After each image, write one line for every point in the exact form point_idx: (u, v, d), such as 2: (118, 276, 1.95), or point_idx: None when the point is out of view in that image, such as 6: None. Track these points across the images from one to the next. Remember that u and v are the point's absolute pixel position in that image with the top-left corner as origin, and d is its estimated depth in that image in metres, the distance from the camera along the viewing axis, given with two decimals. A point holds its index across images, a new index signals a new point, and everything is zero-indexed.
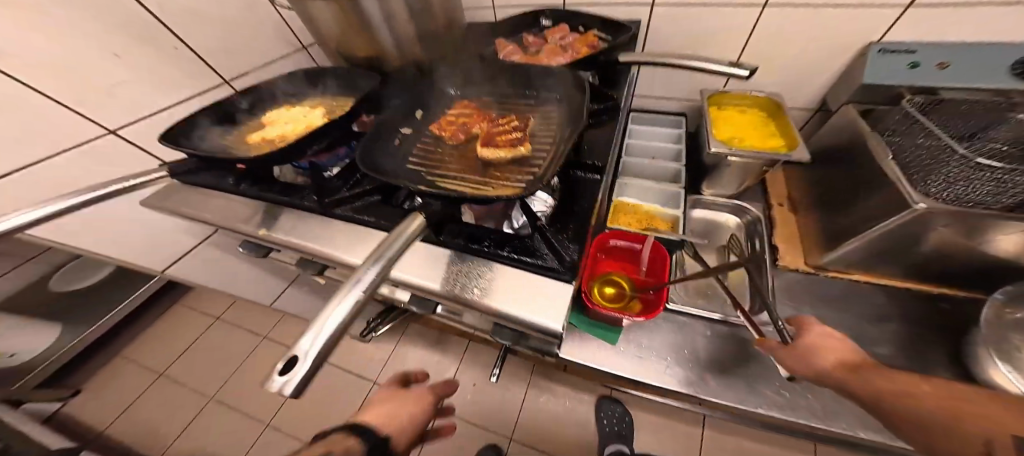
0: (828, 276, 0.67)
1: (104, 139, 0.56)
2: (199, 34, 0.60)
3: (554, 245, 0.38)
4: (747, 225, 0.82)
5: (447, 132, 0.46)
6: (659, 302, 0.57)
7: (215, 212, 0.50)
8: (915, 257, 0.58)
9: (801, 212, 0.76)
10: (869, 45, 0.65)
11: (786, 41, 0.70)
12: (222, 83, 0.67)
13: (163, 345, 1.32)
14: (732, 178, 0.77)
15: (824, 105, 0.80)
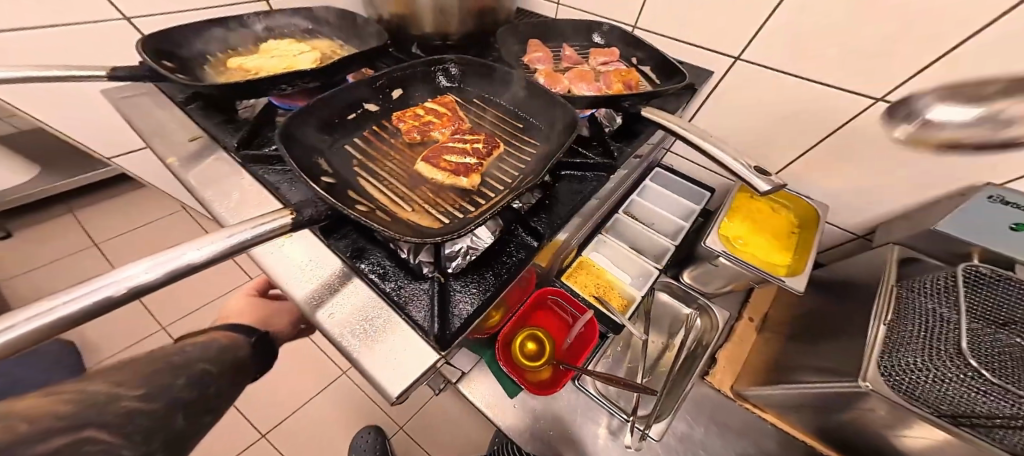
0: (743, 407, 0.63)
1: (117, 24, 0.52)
2: None
3: (443, 304, 0.33)
4: (703, 331, 0.70)
5: (406, 125, 0.43)
6: (558, 383, 0.58)
7: (149, 124, 0.42)
8: (835, 426, 0.51)
9: (764, 335, 0.68)
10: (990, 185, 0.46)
11: (841, 176, 0.59)
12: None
13: (105, 217, 1.23)
14: (715, 277, 0.67)
15: (866, 236, 0.64)
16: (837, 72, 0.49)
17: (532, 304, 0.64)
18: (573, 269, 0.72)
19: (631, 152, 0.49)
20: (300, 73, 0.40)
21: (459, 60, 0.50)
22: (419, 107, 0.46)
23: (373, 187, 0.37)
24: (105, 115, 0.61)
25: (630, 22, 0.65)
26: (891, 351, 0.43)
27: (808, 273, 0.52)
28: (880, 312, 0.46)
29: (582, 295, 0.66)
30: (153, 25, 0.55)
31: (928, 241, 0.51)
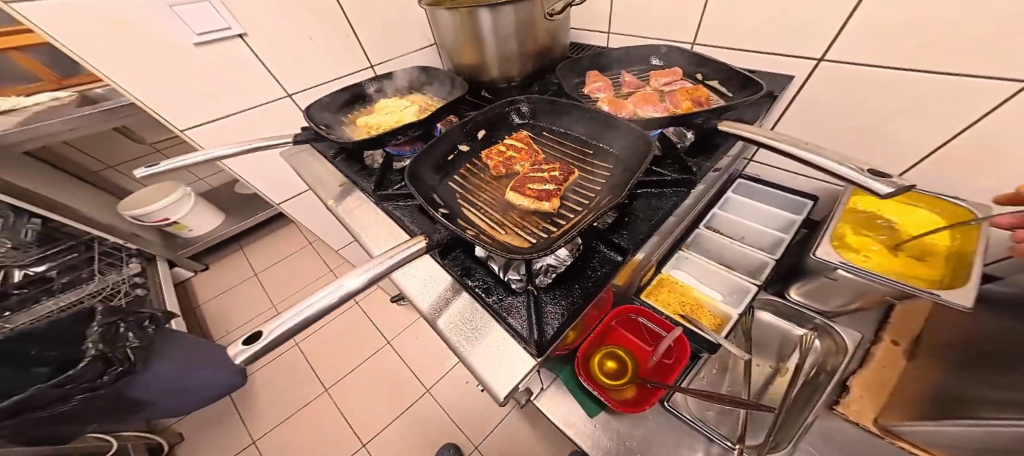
0: (895, 447, 0.49)
1: (283, 101, 0.69)
2: (359, 28, 0.69)
3: (539, 313, 0.37)
4: (825, 353, 0.61)
5: (493, 161, 0.49)
6: (648, 400, 0.56)
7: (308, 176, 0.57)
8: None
9: (914, 363, 0.55)
10: None
11: None
12: (368, 67, 0.76)
13: (264, 252, 1.61)
14: (832, 293, 0.57)
15: None
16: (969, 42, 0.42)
17: (612, 321, 0.66)
18: (654, 286, 0.71)
19: (710, 166, 0.47)
20: (409, 125, 0.49)
21: (530, 99, 0.55)
22: (501, 144, 0.52)
23: (473, 215, 0.43)
24: (273, 176, 0.81)
25: (688, 39, 0.65)
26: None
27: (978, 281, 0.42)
28: None
29: (666, 313, 0.64)
30: (307, 97, 0.71)
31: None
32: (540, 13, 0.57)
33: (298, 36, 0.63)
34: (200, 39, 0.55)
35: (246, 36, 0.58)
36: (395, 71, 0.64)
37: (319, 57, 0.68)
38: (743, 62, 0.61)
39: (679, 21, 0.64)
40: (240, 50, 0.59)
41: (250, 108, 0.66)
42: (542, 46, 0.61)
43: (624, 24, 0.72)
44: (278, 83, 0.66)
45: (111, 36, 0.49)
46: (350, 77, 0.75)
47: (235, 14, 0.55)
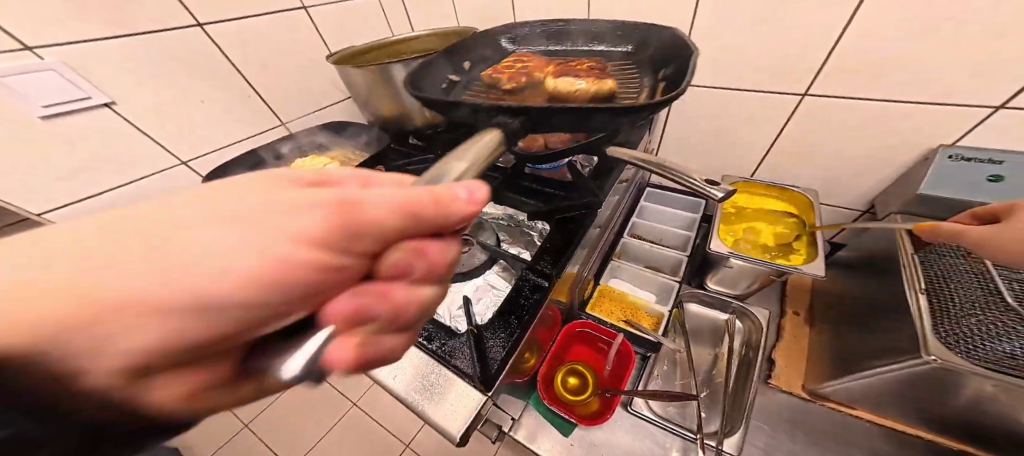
0: (826, 407, 0.56)
1: (178, 170, 0.61)
2: (265, 85, 0.65)
3: (480, 350, 0.38)
4: (747, 332, 0.66)
5: (506, 74, 0.48)
6: (606, 409, 0.58)
7: None
8: (945, 412, 0.46)
9: (812, 326, 0.64)
10: (938, 147, 0.51)
11: (822, 153, 0.61)
12: (279, 124, 0.72)
13: None
14: (735, 278, 0.65)
15: (870, 210, 0.64)
16: (777, 68, 0.54)
17: (564, 341, 0.67)
18: (596, 299, 0.74)
19: (609, 187, 0.53)
20: None
21: (507, 26, 0.58)
22: (502, 64, 0.52)
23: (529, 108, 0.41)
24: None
25: None
26: (943, 320, 0.43)
27: (824, 258, 0.54)
28: (912, 280, 0.47)
29: (609, 321, 0.68)
30: (206, 164, 0.64)
31: (913, 206, 0.55)
32: None
33: (187, 100, 0.57)
34: (47, 111, 0.45)
35: (115, 103, 0.51)
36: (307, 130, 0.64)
37: (219, 118, 0.62)
38: None
39: None
40: (117, 122, 0.52)
41: (133, 183, 0.56)
42: None
43: None
44: (171, 152, 0.58)
45: None
46: (257, 137, 0.69)
47: (97, 84, 0.48)
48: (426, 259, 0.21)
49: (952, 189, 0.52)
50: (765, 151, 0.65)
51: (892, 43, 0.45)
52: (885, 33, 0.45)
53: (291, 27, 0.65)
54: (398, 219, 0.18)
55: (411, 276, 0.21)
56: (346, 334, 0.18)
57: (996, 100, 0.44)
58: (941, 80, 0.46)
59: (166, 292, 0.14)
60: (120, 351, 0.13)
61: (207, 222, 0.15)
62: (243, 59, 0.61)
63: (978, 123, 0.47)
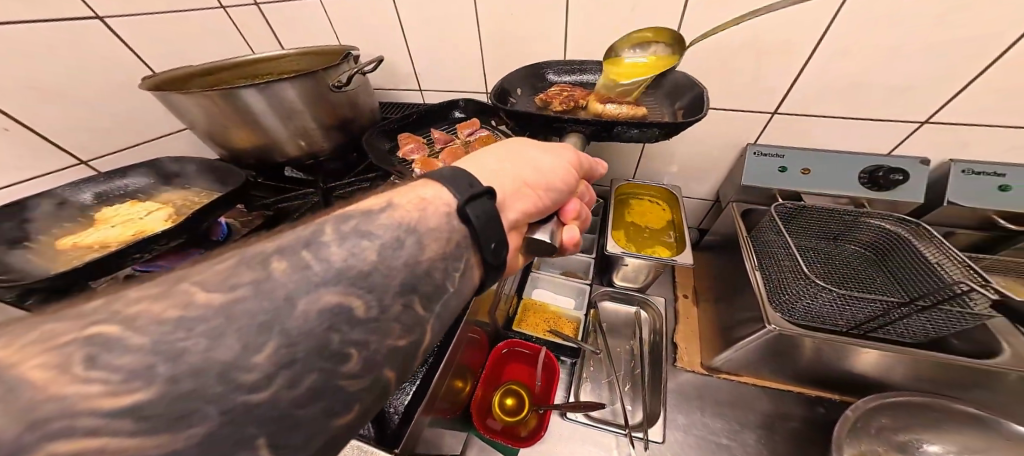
0: (719, 378, 0.62)
1: None
2: (44, 115, 0.54)
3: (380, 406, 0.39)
4: (652, 321, 0.72)
5: (556, 99, 0.57)
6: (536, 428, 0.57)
7: None
8: (796, 365, 0.54)
9: (701, 306, 0.72)
10: (747, 146, 0.63)
11: (678, 156, 0.71)
12: (78, 162, 0.60)
13: None
14: (633, 274, 0.71)
15: (718, 201, 0.76)
16: None
17: (494, 364, 0.64)
18: (521, 315, 0.73)
19: None
20: (153, 237, 0.39)
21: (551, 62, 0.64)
22: (551, 91, 0.61)
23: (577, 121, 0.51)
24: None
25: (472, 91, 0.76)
26: (773, 291, 0.52)
27: (689, 246, 0.62)
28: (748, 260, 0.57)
29: (532, 333, 0.68)
30: None
31: (747, 194, 0.66)
32: (325, 86, 0.54)
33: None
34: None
35: None
36: (120, 170, 0.51)
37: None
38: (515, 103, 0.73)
39: (458, 77, 0.75)
40: None
41: None
42: (343, 117, 0.59)
43: (425, 83, 0.78)
44: None
45: None
46: (40, 179, 0.57)
47: None
48: (587, 192, 0.42)
49: (769, 182, 0.63)
50: (639, 157, 0.74)
51: (694, 57, 0.57)
52: (694, 53, 0.56)
53: (82, 39, 0.54)
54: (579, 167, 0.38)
55: (583, 202, 0.42)
56: (570, 223, 0.37)
57: (771, 107, 0.58)
58: (740, 91, 0.58)
59: (521, 181, 0.31)
60: (518, 204, 0.30)
61: (522, 160, 0.33)
62: None
63: (764, 127, 0.61)
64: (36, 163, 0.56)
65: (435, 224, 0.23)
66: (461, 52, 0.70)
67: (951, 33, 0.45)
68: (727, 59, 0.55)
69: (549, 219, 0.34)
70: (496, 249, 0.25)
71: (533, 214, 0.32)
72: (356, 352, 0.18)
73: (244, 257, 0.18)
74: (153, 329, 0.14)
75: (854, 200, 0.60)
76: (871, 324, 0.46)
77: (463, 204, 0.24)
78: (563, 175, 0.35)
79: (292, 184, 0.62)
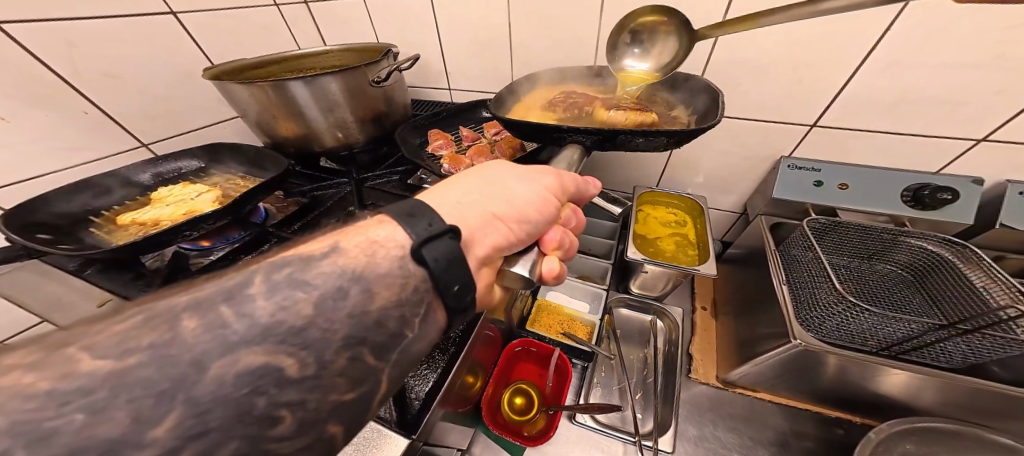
0: (734, 393, 0.62)
1: None
2: (121, 101, 0.58)
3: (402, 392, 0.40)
4: (668, 331, 0.72)
5: (559, 107, 0.58)
6: (547, 428, 0.56)
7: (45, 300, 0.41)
8: (818, 383, 0.53)
9: (720, 319, 0.71)
10: (778, 160, 0.63)
11: (704, 167, 0.71)
12: (140, 145, 0.63)
13: None
14: (652, 283, 0.70)
15: (745, 213, 0.76)
16: None
17: (506, 361, 0.65)
18: (535, 315, 0.73)
19: None
20: (202, 218, 0.42)
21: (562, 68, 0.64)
22: (556, 97, 0.61)
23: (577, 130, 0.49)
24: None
25: None
26: (805, 308, 0.52)
27: (714, 256, 0.62)
28: (777, 276, 0.57)
29: (546, 334, 0.68)
30: (10, 197, 0.52)
31: (778, 207, 0.65)
32: (365, 81, 0.56)
33: None
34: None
35: None
36: (175, 154, 0.54)
37: (32, 141, 0.52)
38: None
39: (489, 78, 0.76)
40: None
41: None
42: (378, 110, 0.61)
43: (457, 83, 0.80)
44: None
45: None
46: (97, 162, 0.59)
47: None
48: (574, 216, 0.40)
49: (799, 195, 0.63)
50: (664, 166, 0.74)
51: (731, 69, 0.57)
52: (733, 64, 0.57)
53: (156, 33, 0.58)
54: (560, 192, 0.37)
55: (568, 227, 0.39)
56: (552, 254, 0.35)
57: (810, 120, 0.57)
58: (775, 105, 0.58)
59: (489, 214, 0.30)
60: (487, 238, 0.29)
61: (492, 189, 0.32)
62: (79, 74, 0.53)
63: (801, 140, 0.60)
64: (105, 145, 0.59)
65: (385, 268, 0.22)
66: (492, 55, 0.72)
67: (1008, 48, 0.43)
68: (761, 75, 0.56)
69: (527, 251, 0.33)
70: (459, 292, 0.24)
71: (501, 251, 0.31)
72: (288, 414, 0.17)
73: (148, 317, 0.18)
74: (16, 406, 0.14)
75: (895, 219, 0.59)
76: (909, 346, 0.45)
77: (419, 247, 0.23)
78: (540, 203, 0.34)
79: (327, 173, 0.65)
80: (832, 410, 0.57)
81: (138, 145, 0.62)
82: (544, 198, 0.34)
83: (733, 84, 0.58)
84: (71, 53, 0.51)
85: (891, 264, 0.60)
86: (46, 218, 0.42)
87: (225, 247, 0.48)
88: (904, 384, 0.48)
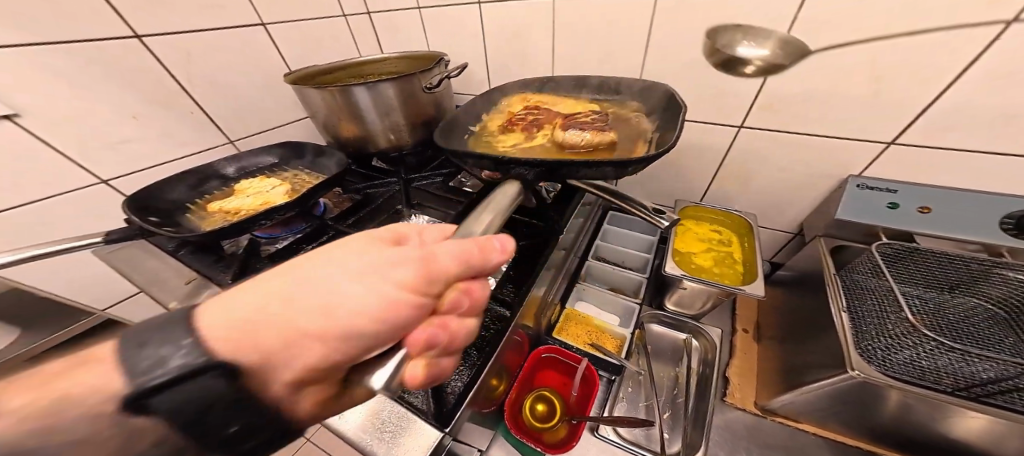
0: (774, 422, 0.58)
1: (96, 188, 0.55)
2: (217, 101, 0.65)
3: (437, 384, 0.39)
4: (703, 351, 0.69)
5: (524, 127, 0.58)
6: (570, 437, 0.56)
7: (143, 274, 0.46)
8: (879, 421, 0.49)
9: (762, 343, 0.68)
10: (847, 178, 0.59)
11: (756, 183, 0.69)
12: (227, 142, 0.70)
13: None
14: (690, 300, 0.68)
15: (801, 234, 0.72)
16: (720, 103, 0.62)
17: (532, 365, 0.65)
18: (564, 323, 0.73)
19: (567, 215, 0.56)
20: (275, 209, 0.46)
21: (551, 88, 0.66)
22: (521, 116, 0.60)
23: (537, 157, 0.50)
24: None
25: None
26: (866, 337, 0.49)
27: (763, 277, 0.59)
28: (835, 301, 0.53)
29: (573, 344, 0.68)
30: (133, 182, 0.59)
31: (840, 229, 0.61)
32: (417, 87, 0.59)
33: (115, 113, 0.54)
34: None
35: (20, 116, 0.46)
36: (256, 150, 0.60)
37: (152, 137, 0.59)
38: None
39: None
40: (32, 138, 0.48)
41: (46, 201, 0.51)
42: (427, 115, 0.64)
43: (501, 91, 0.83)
44: (85, 169, 0.53)
45: None
46: (197, 156, 0.66)
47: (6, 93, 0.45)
48: (466, 297, 0.26)
49: (867, 217, 0.59)
50: (712, 179, 0.72)
51: (797, 83, 0.55)
52: (798, 79, 0.54)
53: (246, 42, 0.65)
54: (438, 272, 0.24)
55: (465, 306, 0.26)
56: (418, 357, 0.23)
57: (888, 137, 0.53)
58: (844, 122, 0.55)
59: (289, 331, 0.20)
60: (285, 363, 0.20)
61: (315, 282, 0.22)
62: (191, 78, 0.60)
63: (875, 158, 0.56)
64: (200, 140, 0.65)
65: (82, 428, 0.16)
66: (540, 66, 0.74)
67: None
68: (828, 91, 0.54)
69: (376, 357, 0.22)
70: (240, 431, 0.20)
71: (312, 375, 0.21)
72: None
73: None
74: None
75: (989, 247, 0.52)
76: (995, 389, 0.41)
77: (140, 397, 0.17)
78: (388, 302, 0.22)
79: (379, 173, 0.69)
80: (889, 450, 0.53)
81: (225, 142, 0.69)
82: (401, 294, 0.22)
83: (797, 98, 0.56)
84: (186, 61, 0.59)
85: (979, 298, 0.54)
86: (156, 202, 0.48)
87: (290, 237, 0.53)
88: (986, 431, 0.43)
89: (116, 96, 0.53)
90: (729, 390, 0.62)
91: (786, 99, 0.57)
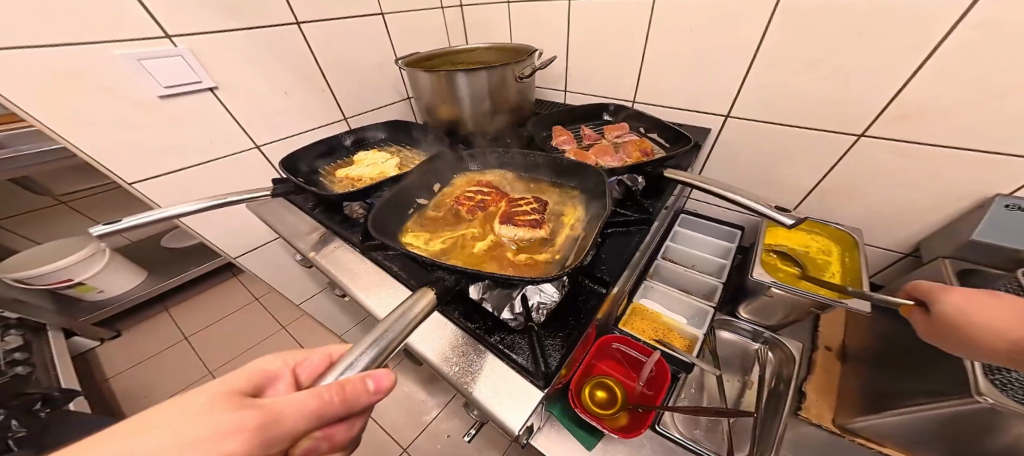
0: (854, 443, 0.55)
1: (250, 152, 0.67)
2: (340, 83, 0.74)
3: (541, 346, 0.37)
4: (778, 364, 0.66)
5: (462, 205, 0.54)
6: (642, 423, 0.55)
7: (286, 227, 0.55)
8: None
9: (848, 363, 0.64)
10: (992, 197, 0.51)
11: (863, 192, 0.64)
12: (341, 119, 0.78)
13: (198, 311, 1.43)
14: (772, 310, 0.66)
15: (915, 253, 0.65)
16: (836, 107, 0.57)
17: (598, 352, 0.65)
18: (629, 316, 0.74)
19: (662, 207, 0.54)
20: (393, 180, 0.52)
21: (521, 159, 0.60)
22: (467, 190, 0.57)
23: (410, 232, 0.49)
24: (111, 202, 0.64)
25: (631, 97, 0.79)
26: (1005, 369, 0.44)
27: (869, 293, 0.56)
28: None
29: (641, 338, 0.67)
30: (276, 149, 0.70)
31: (975, 253, 0.54)
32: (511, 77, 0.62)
33: (272, 89, 0.65)
34: (167, 91, 0.54)
35: (218, 89, 0.58)
36: (370, 126, 0.68)
37: (292, 109, 0.69)
38: (673, 117, 0.76)
39: (620, 83, 0.78)
40: (218, 106, 0.60)
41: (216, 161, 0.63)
42: (514, 102, 0.67)
43: (587, 85, 0.84)
44: (247, 134, 0.65)
45: (82, 95, 0.47)
46: (317, 130, 0.75)
47: (209, 70, 0.56)
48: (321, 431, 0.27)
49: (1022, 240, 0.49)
50: (812, 186, 0.68)
51: (931, 91, 0.49)
52: (944, 85, 0.48)
53: (365, 32, 0.73)
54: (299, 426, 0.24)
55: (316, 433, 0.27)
56: None
57: None
58: (993, 139, 0.48)
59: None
60: None
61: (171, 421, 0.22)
62: (327, 60, 0.69)
63: None
64: (320, 117, 0.75)
65: None
66: (632, 61, 0.73)
67: None
68: (978, 103, 0.47)
69: None
70: None
71: None
72: None
73: None
74: None
75: None
76: None
77: None
78: None
79: None
80: None
81: (341, 119, 0.78)
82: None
83: (940, 107, 0.49)
84: (323, 47, 0.68)
85: None
86: (302, 166, 0.57)
87: None
88: None
89: (270, 73, 0.63)
90: (808, 406, 0.59)
91: (926, 109, 0.50)
